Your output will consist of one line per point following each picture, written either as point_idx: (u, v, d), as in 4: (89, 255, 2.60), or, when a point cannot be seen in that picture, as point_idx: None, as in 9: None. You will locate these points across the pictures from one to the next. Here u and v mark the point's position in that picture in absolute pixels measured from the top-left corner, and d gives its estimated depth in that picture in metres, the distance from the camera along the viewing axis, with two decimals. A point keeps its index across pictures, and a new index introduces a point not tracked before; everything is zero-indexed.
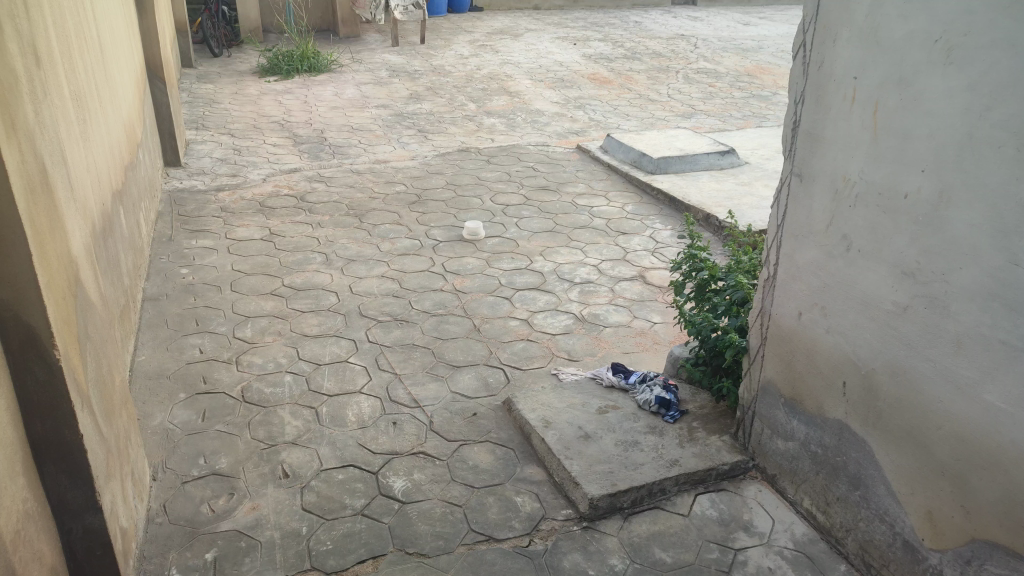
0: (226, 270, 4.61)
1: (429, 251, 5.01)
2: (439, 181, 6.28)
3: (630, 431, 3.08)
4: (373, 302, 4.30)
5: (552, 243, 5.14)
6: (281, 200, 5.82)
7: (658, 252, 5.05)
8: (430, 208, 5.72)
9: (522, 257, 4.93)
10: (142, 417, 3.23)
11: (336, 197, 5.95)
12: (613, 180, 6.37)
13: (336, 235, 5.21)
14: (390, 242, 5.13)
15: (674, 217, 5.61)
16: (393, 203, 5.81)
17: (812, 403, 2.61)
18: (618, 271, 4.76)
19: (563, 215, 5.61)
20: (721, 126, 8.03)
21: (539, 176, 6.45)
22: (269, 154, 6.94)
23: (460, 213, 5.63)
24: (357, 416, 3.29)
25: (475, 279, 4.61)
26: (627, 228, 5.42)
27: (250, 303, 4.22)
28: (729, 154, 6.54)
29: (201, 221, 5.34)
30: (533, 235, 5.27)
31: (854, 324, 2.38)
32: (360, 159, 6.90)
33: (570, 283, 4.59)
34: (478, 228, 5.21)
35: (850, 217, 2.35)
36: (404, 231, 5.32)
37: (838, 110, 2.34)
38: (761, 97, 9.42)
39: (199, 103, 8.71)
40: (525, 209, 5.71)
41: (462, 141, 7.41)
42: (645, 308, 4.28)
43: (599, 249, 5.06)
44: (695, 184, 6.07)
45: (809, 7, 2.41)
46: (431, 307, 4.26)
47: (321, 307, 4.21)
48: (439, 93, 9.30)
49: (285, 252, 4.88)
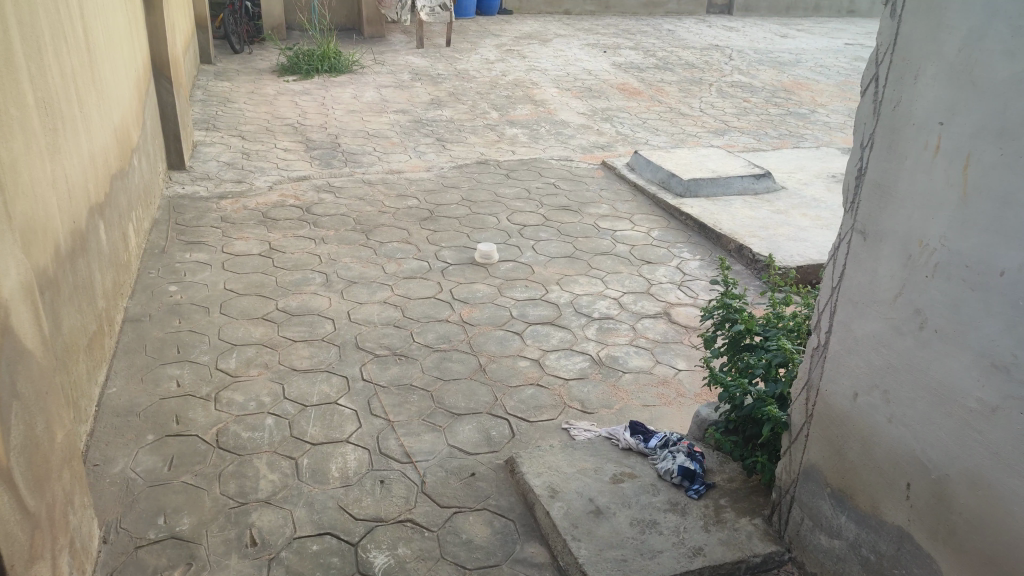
0: (217, 289, 4.29)
1: (437, 274, 4.66)
2: (453, 196, 5.93)
3: (646, 507, 2.70)
4: (371, 332, 3.95)
5: (570, 271, 4.76)
6: (286, 211, 5.50)
7: (684, 285, 4.65)
8: (441, 226, 5.36)
9: (536, 285, 4.56)
10: (103, 464, 2.91)
11: (343, 209, 5.62)
12: (639, 201, 5.97)
13: (339, 252, 4.88)
14: (396, 262, 4.78)
15: (704, 246, 5.20)
16: (403, 219, 5.47)
17: (866, 501, 2.21)
18: (640, 305, 4.37)
19: (584, 239, 5.23)
20: (755, 146, 7.60)
21: (560, 194, 6.07)
22: (278, 160, 6.64)
23: (473, 232, 5.27)
24: (341, 472, 2.94)
25: (484, 309, 4.25)
26: (651, 256, 5.03)
27: (239, 329, 3.90)
28: (765, 177, 6.14)
29: (198, 232, 5.04)
30: (550, 261, 4.89)
31: (925, 418, 1.98)
32: (373, 168, 6.57)
33: (587, 318, 4.21)
34: (491, 252, 4.84)
35: (927, 290, 1.95)
36: (413, 250, 4.97)
37: (916, 160, 1.95)
38: (798, 115, 8.98)
39: (213, 101, 8.44)
40: (543, 231, 5.34)
41: (482, 152, 7.06)
42: (669, 352, 3.89)
43: (620, 279, 4.67)
44: (726, 209, 5.66)
45: (883, 34, 2.02)
46: (434, 341, 3.90)
47: (315, 337, 3.87)
48: (461, 99, 8.96)
49: (283, 271, 4.55)
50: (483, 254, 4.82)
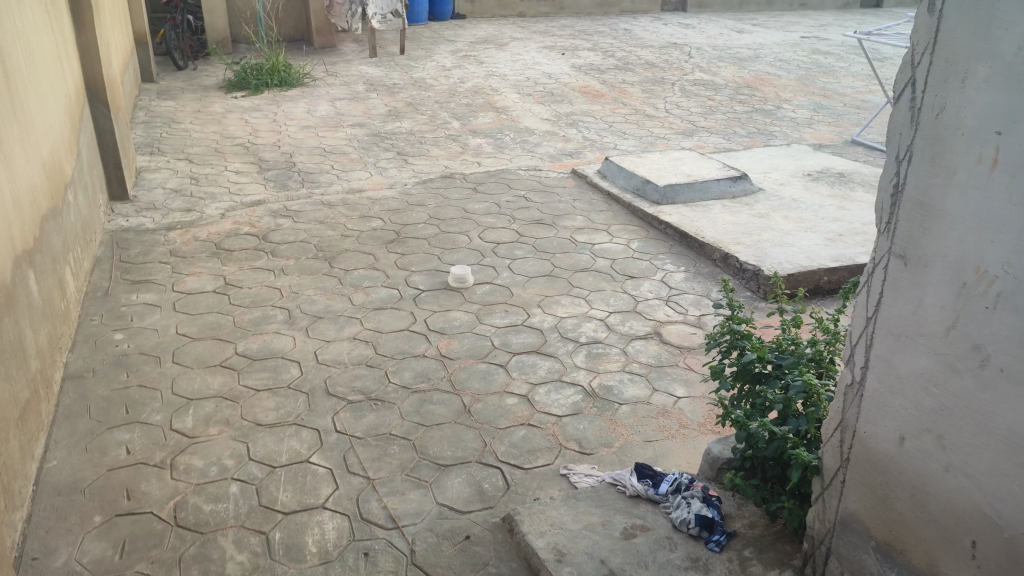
0: (168, 334, 3.91)
1: (409, 303, 4.33)
2: (419, 215, 5.61)
3: (666, 565, 2.40)
4: (342, 374, 3.62)
5: (550, 291, 4.48)
6: (240, 240, 5.13)
7: (672, 301, 4.41)
8: (410, 248, 5.04)
9: (516, 309, 4.27)
10: (43, 556, 2.55)
11: (303, 235, 5.26)
12: (615, 210, 5.72)
13: (301, 284, 4.52)
14: (364, 292, 4.45)
15: (687, 255, 4.97)
16: (368, 242, 5.13)
17: (921, 558, 1.95)
18: (629, 326, 4.11)
19: (562, 255, 4.96)
20: (726, 146, 7.43)
21: (531, 207, 5.79)
22: (230, 184, 6.24)
23: (444, 253, 4.96)
24: (319, 546, 2.61)
25: (463, 340, 3.94)
26: (634, 270, 4.78)
27: (195, 380, 3.53)
28: (741, 179, 5.94)
29: (145, 269, 4.64)
30: (528, 281, 4.60)
31: (990, 468, 1.73)
32: (332, 188, 6.21)
33: (574, 343, 3.93)
34: (465, 274, 4.54)
35: (987, 322, 1.70)
36: (381, 277, 4.64)
37: (968, 175, 1.70)
38: (764, 111, 8.85)
39: (157, 122, 7.97)
40: (518, 248, 5.05)
41: (446, 165, 6.75)
42: (665, 378, 3.63)
43: (604, 298, 4.41)
44: (706, 216, 5.45)
45: (922, 32, 1.77)
46: (412, 380, 3.59)
47: (281, 384, 3.52)
48: (420, 109, 8.63)
49: (241, 309, 4.19)
50: (458, 278, 4.51)
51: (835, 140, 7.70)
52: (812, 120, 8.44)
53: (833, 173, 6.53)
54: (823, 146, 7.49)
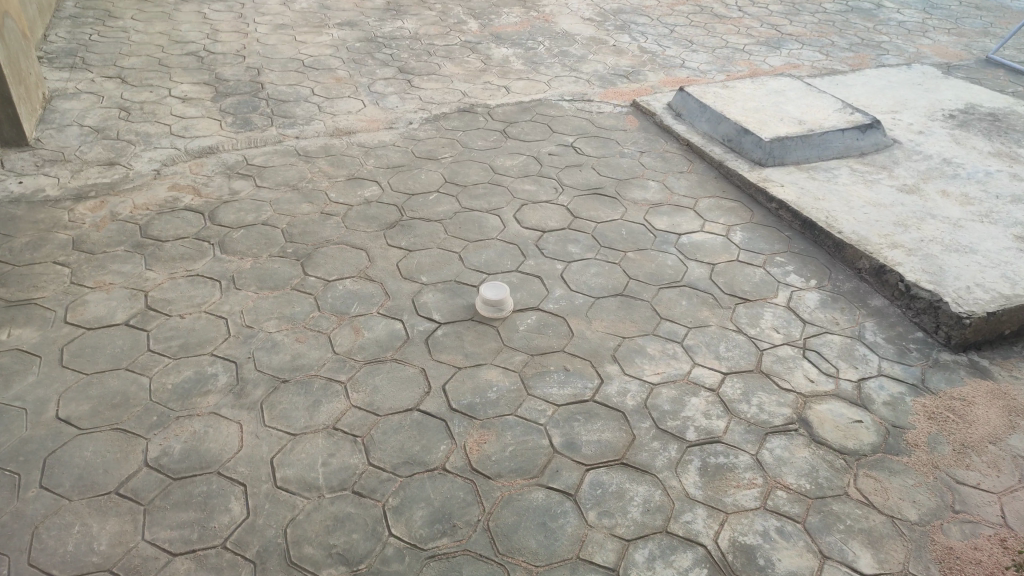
0: (42, 420, 2.49)
1: (420, 348, 2.89)
2: (431, 177, 4.06)
3: None
4: (314, 513, 2.23)
5: (628, 328, 3.03)
6: (177, 222, 3.60)
7: (810, 349, 2.97)
8: (419, 240, 3.53)
9: (581, 364, 2.83)
10: None
11: (268, 211, 3.74)
12: (700, 175, 4.17)
13: (259, 307, 3.06)
14: (353, 325, 2.99)
15: (816, 259, 3.50)
16: (359, 226, 3.62)
17: None
18: (757, 403, 2.69)
19: (637, 256, 3.47)
20: (826, 65, 5.71)
21: (584, 165, 4.23)
22: (173, 117, 4.63)
23: (467, 249, 3.47)
24: None
25: (504, 434, 2.54)
26: (745, 285, 3.31)
27: (70, 531, 2.15)
28: (872, 129, 4.34)
29: (29, 279, 3.16)
30: (593, 307, 3.14)
31: None
32: (312, 127, 4.60)
33: (678, 443, 2.53)
34: (503, 294, 3.05)
35: None
36: (378, 295, 3.17)
37: None
38: (861, 11, 7.01)
39: (88, 17, 6.19)
40: (573, 242, 3.55)
41: (464, 91, 5.09)
42: (834, 529, 2.26)
43: (711, 343, 2.97)
44: (832, 189, 3.91)
45: None
46: (427, 528, 2.20)
47: (211, 540, 2.14)
48: (426, 2, 6.79)
49: (164, 364, 2.75)
50: (491, 302, 3.03)
51: (964, 57, 5.96)
52: (927, 25, 6.63)
53: (982, 113, 4.89)
54: (951, 67, 5.77)
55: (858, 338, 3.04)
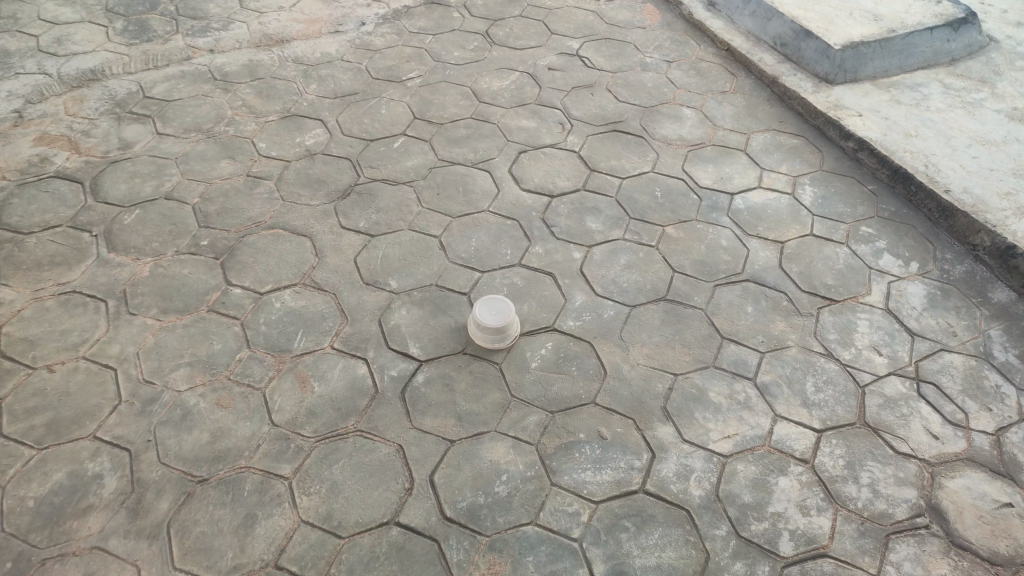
0: None
1: (395, 409, 2.06)
2: (394, 113, 3.05)
3: None
4: None
5: (679, 359, 2.21)
6: (45, 199, 2.60)
7: (925, 382, 2.19)
8: (384, 219, 2.61)
9: (622, 428, 2.04)
10: None
11: (174, 175, 2.74)
12: (748, 96, 3.21)
13: (163, 348, 2.18)
14: (298, 374, 2.13)
15: (913, 227, 2.65)
16: (301, 199, 2.67)
17: None
18: (869, 483, 1.95)
19: (679, 234, 2.59)
20: None
21: (596, 86, 3.23)
22: (41, 23, 3.45)
23: (451, 233, 2.57)
24: None
25: (525, 562, 1.77)
26: (827, 277, 2.47)
27: None
28: (967, 25, 3.32)
29: None
30: (628, 325, 2.30)
31: None
32: (230, 32, 3.47)
33: (769, 563, 1.79)
34: (508, 318, 2.19)
35: None
36: (331, 317, 2.29)
37: None
38: None
39: None
40: (591, 215, 2.65)
41: None
42: None
43: (794, 379, 2.18)
44: (924, 117, 2.98)
45: None
46: None
47: None
48: None
49: (24, 460, 1.90)
50: (490, 330, 2.18)
51: None
52: None
53: None
54: None
55: (985, 357, 2.27)
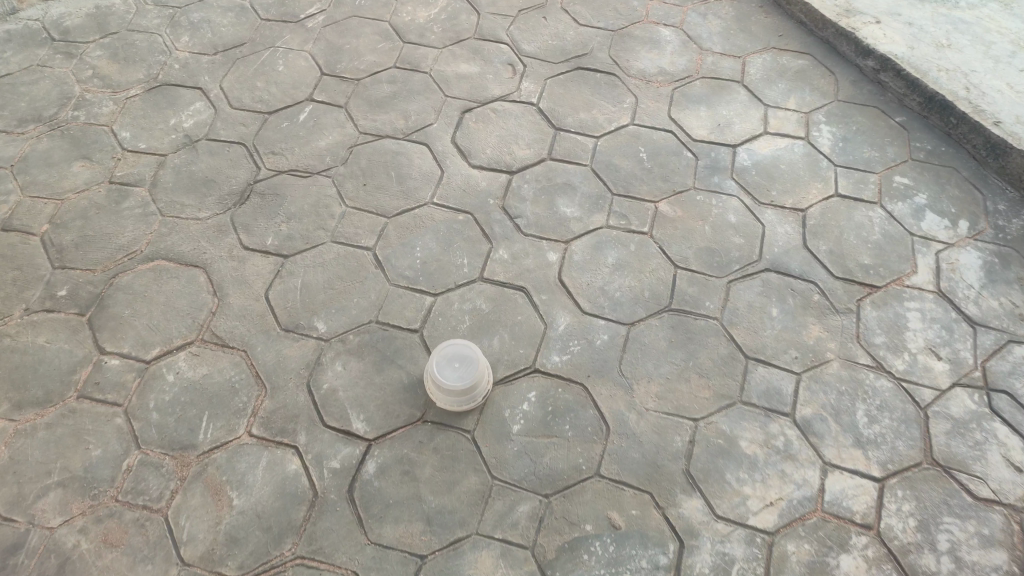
0: None
1: (344, 518, 1.58)
2: (294, 69, 2.36)
3: None
4: None
5: (697, 397, 1.75)
6: None
7: (998, 391, 1.77)
8: (298, 231, 2.00)
9: (636, 510, 1.60)
10: None
11: (9, 193, 2.06)
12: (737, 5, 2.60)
13: (21, 465, 1.63)
14: (208, 482, 1.61)
15: (955, 171, 2.16)
16: (185, 212, 2.04)
17: None
18: (949, 550, 1.56)
19: (676, 212, 2.06)
20: None
21: (549, 7, 2.57)
22: None
23: (388, 242, 1.98)
24: None
25: None
26: (863, 254, 1.99)
27: None
28: None
29: None
30: (629, 354, 1.81)
31: None
32: None
33: None
34: (475, 376, 1.70)
35: None
36: (243, 388, 1.74)
37: None
38: None
39: None
40: (564, 195, 2.09)
41: None
42: None
43: (840, 409, 1.74)
44: (954, 19, 2.42)
45: None
46: None
47: None
48: None
49: None
50: (457, 392, 1.68)
51: None
52: None
53: None
54: None
55: None
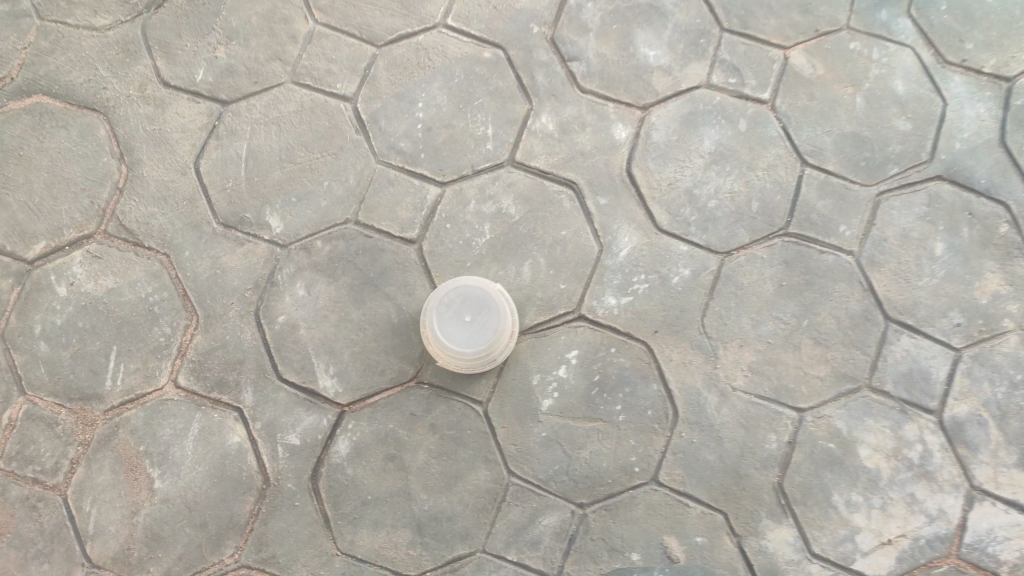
0: None
1: (303, 518, 1.15)
2: None
3: None
4: None
5: (806, 377, 1.24)
6: None
7: None
8: (244, 61, 1.33)
9: (704, 537, 1.17)
10: None
11: None
12: None
13: None
14: (119, 454, 1.15)
15: None
16: (73, 14, 1.34)
17: None
18: None
19: (814, 70, 1.35)
20: None
21: None
22: None
23: (376, 91, 1.33)
24: None
25: None
26: None
27: None
28: None
29: None
30: (715, 302, 1.26)
31: None
32: None
33: None
34: (491, 333, 1.17)
35: None
36: (164, 314, 1.21)
37: None
38: None
39: None
40: (647, 25, 1.36)
41: None
42: None
43: (1009, 410, 1.23)
44: None
45: None
46: None
47: None
48: None
49: None
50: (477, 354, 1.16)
51: None
52: None
53: None
54: None
55: None
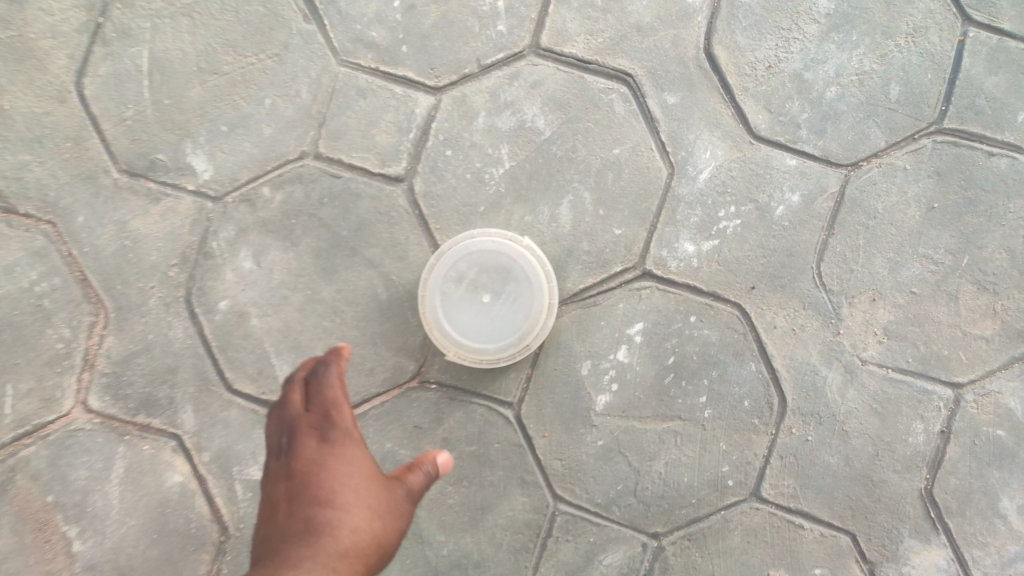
0: None
1: None
2: None
3: None
4: None
5: (966, 339, 0.88)
6: None
7: None
8: None
9: (824, 568, 0.86)
10: None
11: None
12: None
13: None
14: (20, 507, 0.85)
15: None
16: None
17: None
18: None
19: None
20: None
21: None
22: None
23: None
24: None
25: None
26: None
27: None
28: None
29: None
30: (837, 241, 0.89)
31: None
32: None
33: None
34: (523, 317, 0.83)
35: None
36: (59, 311, 0.86)
37: None
38: None
39: None
40: None
41: None
42: None
43: None
44: None
45: None
46: None
47: None
48: None
49: None
50: (503, 349, 0.83)
51: None
52: None
53: None
54: None
55: None
